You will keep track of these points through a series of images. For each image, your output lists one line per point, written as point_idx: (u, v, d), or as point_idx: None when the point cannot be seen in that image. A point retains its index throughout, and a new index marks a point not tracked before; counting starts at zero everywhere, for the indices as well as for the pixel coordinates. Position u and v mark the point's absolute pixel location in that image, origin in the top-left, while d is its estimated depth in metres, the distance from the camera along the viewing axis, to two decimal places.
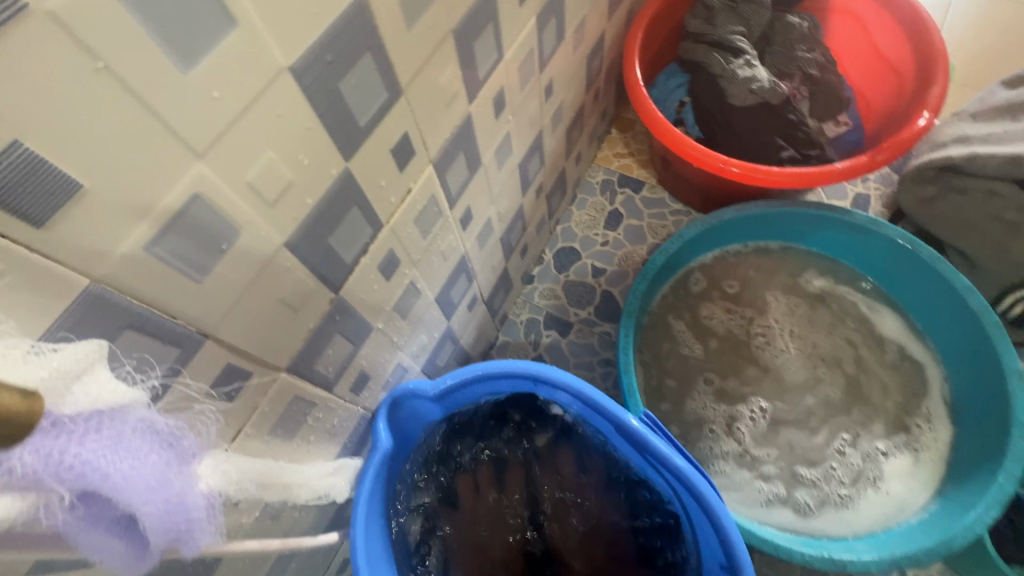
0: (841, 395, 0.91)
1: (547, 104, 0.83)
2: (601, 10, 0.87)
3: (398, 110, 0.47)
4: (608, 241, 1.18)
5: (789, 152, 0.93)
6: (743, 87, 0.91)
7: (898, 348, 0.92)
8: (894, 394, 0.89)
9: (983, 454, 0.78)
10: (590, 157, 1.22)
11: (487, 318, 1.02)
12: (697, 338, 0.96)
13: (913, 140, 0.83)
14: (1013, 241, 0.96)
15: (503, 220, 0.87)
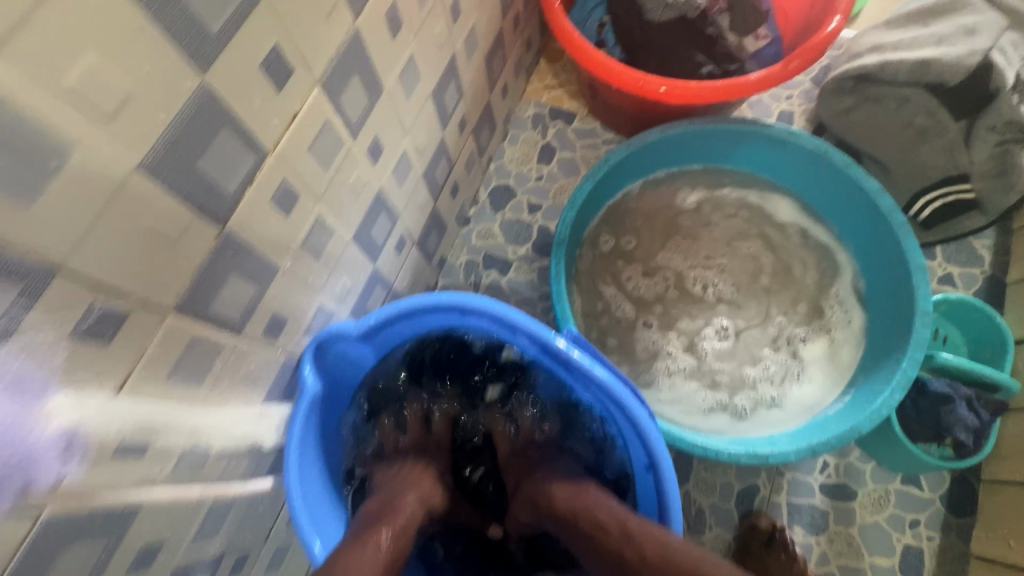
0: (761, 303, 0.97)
1: (456, 27, 0.79)
2: None
3: (261, 18, 0.43)
4: (543, 176, 1.17)
5: (708, 68, 0.93)
6: (659, 2, 0.91)
7: (798, 234, 1.00)
8: (805, 290, 0.97)
9: (890, 346, 0.83)
10: (518, 90, 1.18)
11: (422, 262, 1.00)
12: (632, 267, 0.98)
13: (824, 45, 0.84)
14: (921, 146, 1.01)
15: (423, 155, 0.84)
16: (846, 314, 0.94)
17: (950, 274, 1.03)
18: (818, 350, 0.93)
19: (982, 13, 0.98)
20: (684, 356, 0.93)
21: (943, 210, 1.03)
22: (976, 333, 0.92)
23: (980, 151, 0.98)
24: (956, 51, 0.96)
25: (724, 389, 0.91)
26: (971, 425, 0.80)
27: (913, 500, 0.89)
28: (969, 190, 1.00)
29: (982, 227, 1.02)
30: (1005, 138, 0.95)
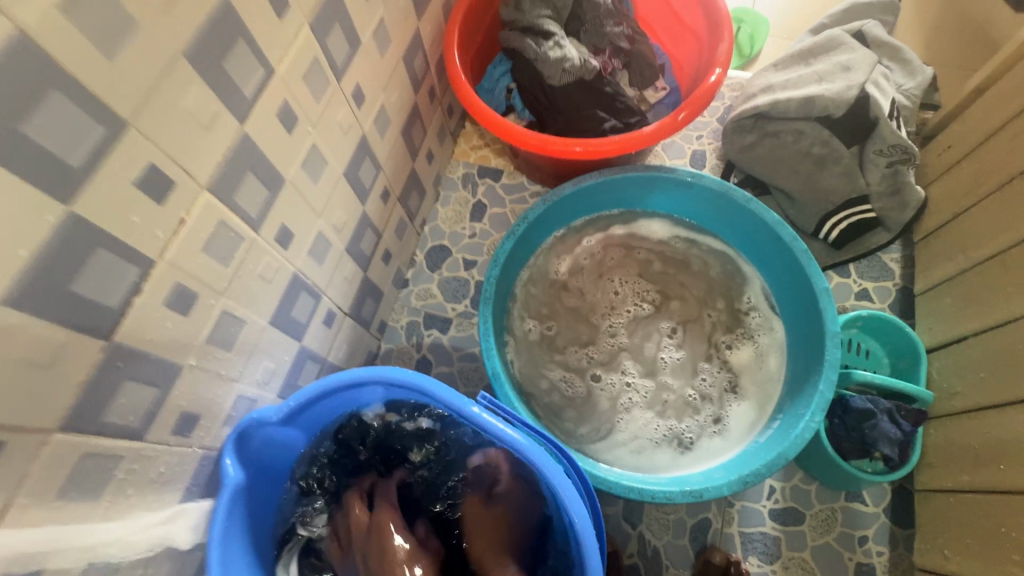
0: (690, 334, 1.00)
1: (361, 110, 0.84)
2: (403, 12, 0.89)
3: (130, 144, 0.46)
4: (476, 233, 1.21)
5: (611, 123, 0.98)
6: (557, 68, 0.96)
7: (683, 242, 1.05)
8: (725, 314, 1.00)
9: (807, 369, 0.87)
10: (446, 154, 1.24)
11: (359, 330, 1.01)
12: (566, 338, 1.00)
13: (707, 96, 0.92)
14: (821, 172, 1.08)
15: (343, 231, 0.87)
16: (768, 329, 0.98)
17: (865, 289, 1.08)
18: (750, 368, 0.97)
19: (855, 51, 1.08)
20: (642, 381, 0.97)
21: (849, 229, 1.08)
22: (895, 345, 0.95)
23: (875, 172, 1.06)
24: (835, 87, 1.04)
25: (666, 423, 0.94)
26: (894, 437, 0.83)
27: (859, 516, 0.90)
28: (870, 209, 1.07)
29: (887, 242, 1.08)
30: (892, 159, 1.05)
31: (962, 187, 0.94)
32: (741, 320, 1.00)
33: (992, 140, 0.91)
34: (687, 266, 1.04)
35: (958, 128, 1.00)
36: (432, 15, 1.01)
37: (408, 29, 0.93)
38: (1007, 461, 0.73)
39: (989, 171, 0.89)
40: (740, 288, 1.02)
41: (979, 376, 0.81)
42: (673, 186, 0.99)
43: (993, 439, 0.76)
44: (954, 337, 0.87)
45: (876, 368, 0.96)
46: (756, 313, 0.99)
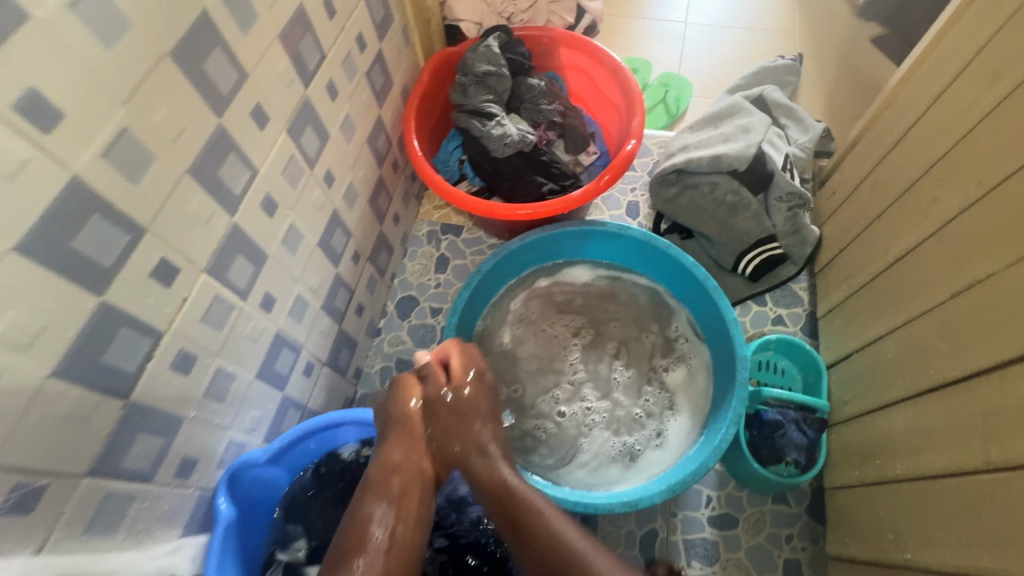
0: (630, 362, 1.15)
1: (332, 188, 0.99)
2: (365, 105, 1.06)
3: (148, 244, 0.60)
4: (441, 283, 1.35)
5: (548, 186, 1.15)
6: (499, 142, 1.13)
7: (606, 281, 1.22)
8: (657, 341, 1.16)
9: (724, 389, 1.02)
10: (411, 214, 1.39)
11: (337, 377, 1.13)
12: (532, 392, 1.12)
13: (625, 162, 1.10)
14: (735, 217, 1.25)
15: (319, 291, 1.00)
16: (694, 352, 1.14)
17: (780, 315, 1.24)
18: (682, 387, 1.12)
19: (753, 114, 1.28)
20: (601, 402, 1.11)
21: (762, 264, 1.25)
22: (804, 363, 1.11)
23: (779, 215, 1.24)
24: (737, 146, 1.24)
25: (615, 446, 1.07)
26: (802, 442, 0.97)
27: (785, 517, 1.03)
28: (778, 246, 1.25)
29: (796, 273, 1.25)
30: (791, 205, 1.24)
31: (843, 225, 1.12)
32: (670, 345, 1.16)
33: (861, 186, 1.08)
34: (617, 301, 1.20)
35: (840, 177, 1.19)
36: (392, 102, 1.18)
37: (371, 117, 1.09)
38: (880, 457, 0.85)
39: (861, 211, 1.05)
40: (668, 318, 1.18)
41: (859, 386, 0.94)
42: (606, 237, 1.15)
43: (871, 441, 0.88)
44: (842, 355, 1.02)
45: (791, 384, 1.12)
46: (682, 339, 1.15)
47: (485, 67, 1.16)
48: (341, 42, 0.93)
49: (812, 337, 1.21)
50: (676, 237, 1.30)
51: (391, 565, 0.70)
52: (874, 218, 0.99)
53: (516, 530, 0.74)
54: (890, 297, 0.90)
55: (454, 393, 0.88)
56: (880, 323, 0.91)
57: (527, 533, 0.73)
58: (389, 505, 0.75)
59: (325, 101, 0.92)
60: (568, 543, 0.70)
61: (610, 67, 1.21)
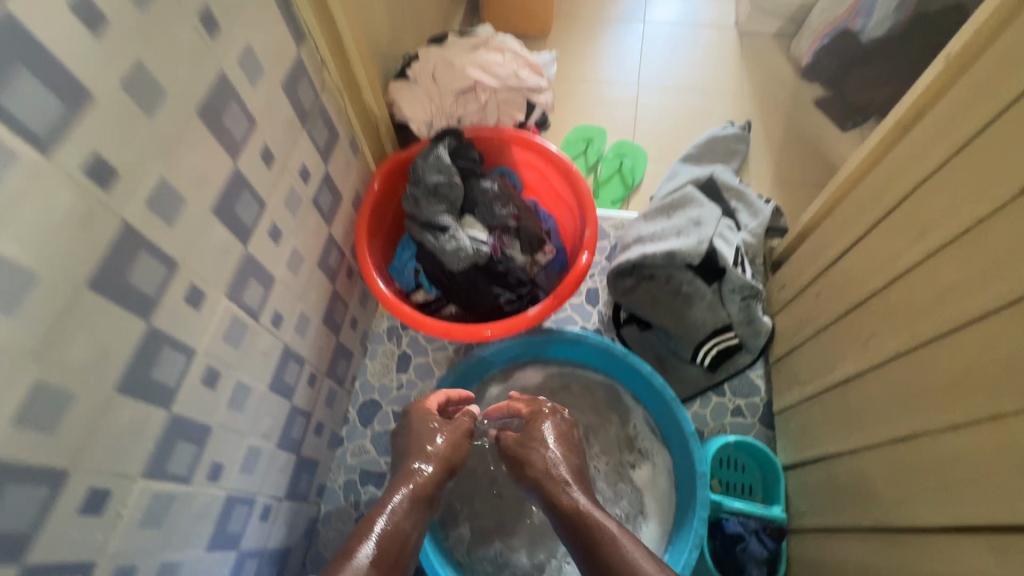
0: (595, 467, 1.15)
1: (281, 327, 0.96)
2: (313, 231, 1.03)
3: (70, 484, 0.57)
4: (403, 383, 1.33)
5: (505, 297, 1.16)
6: (454, 257, 1.12)
7: (558, 379, 1.23)
8: (617, 440, 1.17)
9: (686, 503, 1.04)
10: (370, 312, 1.37)
11: (297, 505, 1.10)
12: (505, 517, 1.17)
13: (580, 276, 1.11)
14: (691, 309, 1.27)
15: (272, 432, 0.97)
16: (654, 450, 1.15)
17: (738, 405, 1.26)
18: (647, 487, 1.13)
19: (702, 207, 1.31)
20: None
21: (719, 355, 1.27)
22: (763, 461, 1.12)
23: (733, 305, 1.26)
24: (690, 241, 1.25)
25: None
26: (763, 557, 0.99)
27: None
28: (733, 336, 1.27)
29: (751, 362, 1.28)
30: (743, 295, 1.26)
31: (793, 324, 1.15)
32: (630, 445, 1.16)
33: (807, 290, 1.11)
34: (575, 397, 1.21)
35: (788, 271, 1.23)
36: (342, 215, 1.15)
37: (320, 240, 1.07)
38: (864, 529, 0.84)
39: (810, 316, 1.08)
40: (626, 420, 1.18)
41: (817, 499, 0.98)
42: (564, 342, 1.18)
43: (833, 561, 0.91)
44: (798, 461, 1.05)
45: (751, 481, 1.13)
46: (642, 438, 1.16)
47: (437, 179, 1.15)
48: (282, 184, 0.91)
49: (768, 427, 1.24)
50: (636, 328, 1.32)
51: (379, 541, 0.76)
52: (821, 330, 1.03)
53: (584, 537, 0.78)
54: (837, 418, 0.94)
55: (540, 431, 0.99)
56: (832, 442, 0.95)
57: (601, 556, 0.75)
58: (407, 515, 0.82)
59: (268, 247, 0.89)
60: (624, 554, 0.73)
61: (563, 169, 1.22)
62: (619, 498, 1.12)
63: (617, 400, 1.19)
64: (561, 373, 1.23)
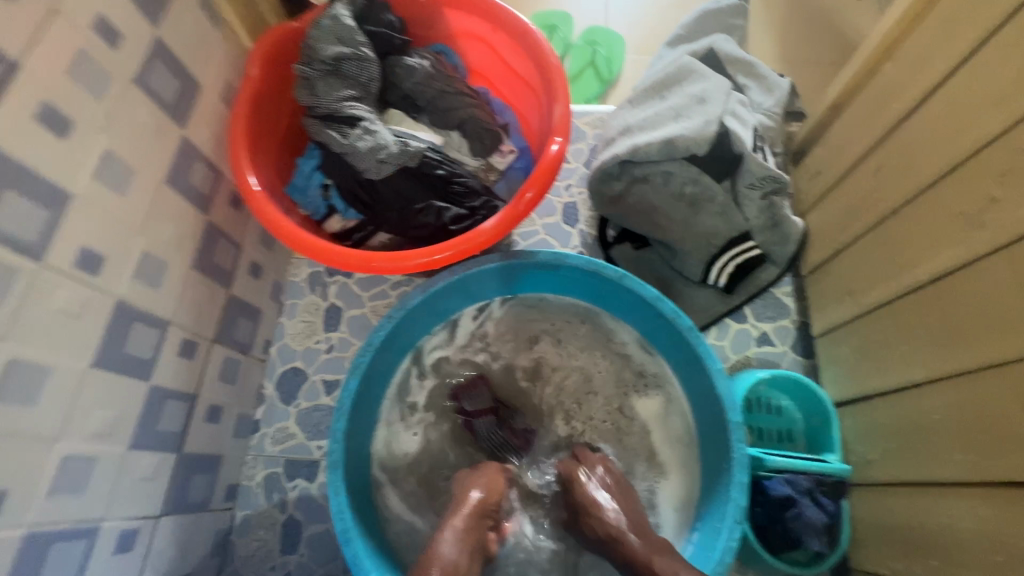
0: (581, 391, 0.89)
1: (105, 273, 0.64)
2: (146, 128, 0.69)
3: None
4: (333, 346, 1.01)
5: (452, 212, 0.83)
6: (371, 159, 0.79)
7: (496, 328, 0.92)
8: (598, 368, 0.90)
9: (717, 462, 0.77)
10: (281, 256, 1.02)
11: (192, 520, 0.82)
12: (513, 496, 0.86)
13: (553, 171, 0.77)
14: (697, 216, 0.96)
15: (119, 429, 0.67)
16: (677, 407, 0.86)
17: (765, 332, 0.99)
18: (661, 421, 0.86)
19: (706, 79, 0.99)
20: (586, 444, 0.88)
21: (737, 271, 0.98)
22: (805, 398, 0.86)
23: (751, 206, 0.97)
24: (693, 123, 0.94)
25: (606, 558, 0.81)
26: (821, 526, 0.75)
27: None
28: (754, 246, 0.98)
29: (777, 277, 1.00)
30: (766, 191, 0.96)
31: (839, 218, 0.86)
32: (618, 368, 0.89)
33: (860, 167, 0.82)
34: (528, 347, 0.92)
35: (823, 153, 0.94)
36: (205, 112, 0.80)
37: (165, 144, 0.72)
38: (903, 423, 0.70)
39: (869, 200, 0.79)
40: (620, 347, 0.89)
41: (889, 447, 0.73)
42: (539, 268, 0.84)
43: (915, 528, 0.67)
44: (861, 396, 0.79)
45: (792, 426, 0.89)
46: (641, 360, 0.88)
47: (336, 49, 0.80)
48: (54, 37, 0.56)
49: (806, 356, 0.97)
50: (629, 247, 1.03)
51: None
52: (887, 217, 0.75)
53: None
54: (926, 333, 0.66)
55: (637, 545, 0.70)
56: (915, 366, 0.68)
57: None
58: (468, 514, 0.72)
59: (39, 138, 0.55)
60: None
61: (515, 31, 0.88)
62: (634, 425, 0.87)
63: (601, 325, 0.90)
64: (500, 313, 0.92)
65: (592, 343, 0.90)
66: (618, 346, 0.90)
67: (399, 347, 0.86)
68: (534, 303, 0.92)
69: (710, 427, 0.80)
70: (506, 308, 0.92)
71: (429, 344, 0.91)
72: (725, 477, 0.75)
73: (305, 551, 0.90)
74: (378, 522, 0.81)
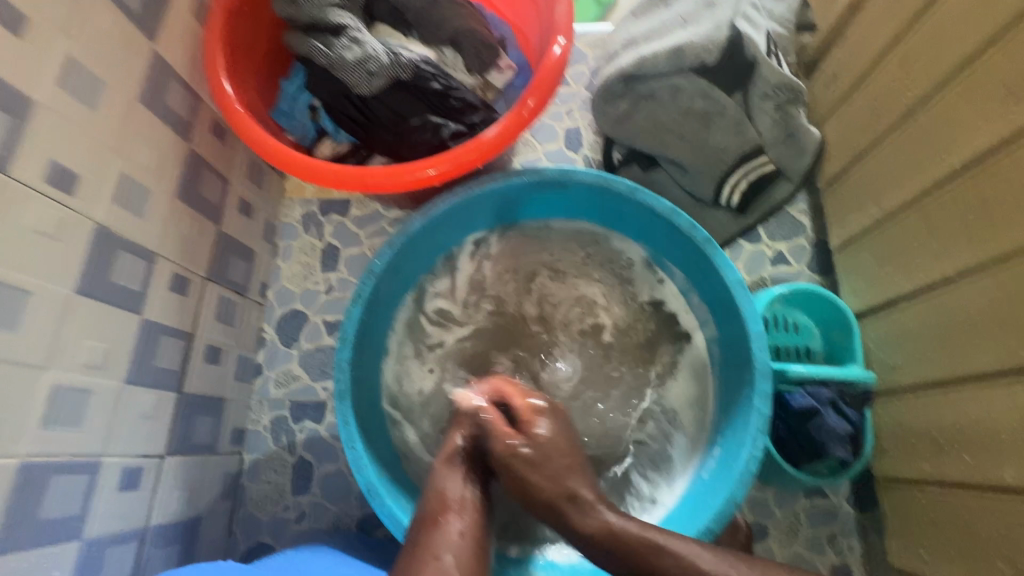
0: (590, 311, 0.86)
1: (80, 195, 0.60)
2: (111, 36, 0.63)
3: None
4: (333, 286, 0.95)
5: (451, 128, 0.77)
6: (360, 71, 0.75)
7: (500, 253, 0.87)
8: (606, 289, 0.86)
9: (738, 376, 0.75)
10: (272, 194, 0.96)
11: (199, 461, 0.79)
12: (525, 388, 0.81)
13: (558, 74, 0.71)
14: (708, 131, 0.91)
15: (112, 362, 0.64)
16: (692, 325, 0.82)
17: (780, 252, 0.94)
18: (677, 340, 0.83)
19: None
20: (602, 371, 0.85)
21: (751, 189, 0.92)
22: (825, 311, 0.83)
23: (764, 118, 0.91)
24: (702, 30, 0.88)
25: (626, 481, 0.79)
26: (844, 433, 0.73)
27: (822, 514, 0.81)
28: (768, 161, 0.92)
29: (792, 194, 0.94)
30: (779, 101, 0.90)
31: (866, 117, 0.81)
32: (627, 285, 0.86)
33: (884, 61, 0.77)
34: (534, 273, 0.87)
35: (843, 55, 0.87)
36: (176, 27, 0.73)
37: (135, 57, 0.66)
38: (937, 325, 0.69)
39: (901, 94, 0.74)
40: (629, 264, 0.86)
41: (916, 348, 0.72)
42: (544, 187, 0.79)
43: (948, 426, 0.66)
44: (885, 302, 0.78)
45: (809, 342, 0.85)
46: (652, 277, 0.85)
47: None
48: None
49: (821, 273, 0.93)
50: (636, 168, 0.97)
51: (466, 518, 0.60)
52: (916, 108, 0.72)
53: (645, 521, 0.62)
54: (962, 223, 0.65)
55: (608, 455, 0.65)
56: (948, 259, 0.67)
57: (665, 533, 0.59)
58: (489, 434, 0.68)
59: None
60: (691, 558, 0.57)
61: None
62: (649, 345, 0.84)
63: (609, 244, 0.86)
64: (504, 239, 0.87)
65: (600, 262, 0.86)
66: (626, 264, 0.86)
67: (399, 275, 0.82)
68: (538, 226, 0.87)
69: (729, 340, 0.77)
70: (509, 233, 0.87)
71: (431, 274, 0.86)
72: (745, 388, 0.73)
73: (318, 491, 0.88)
74: (392, 455, 0.79)
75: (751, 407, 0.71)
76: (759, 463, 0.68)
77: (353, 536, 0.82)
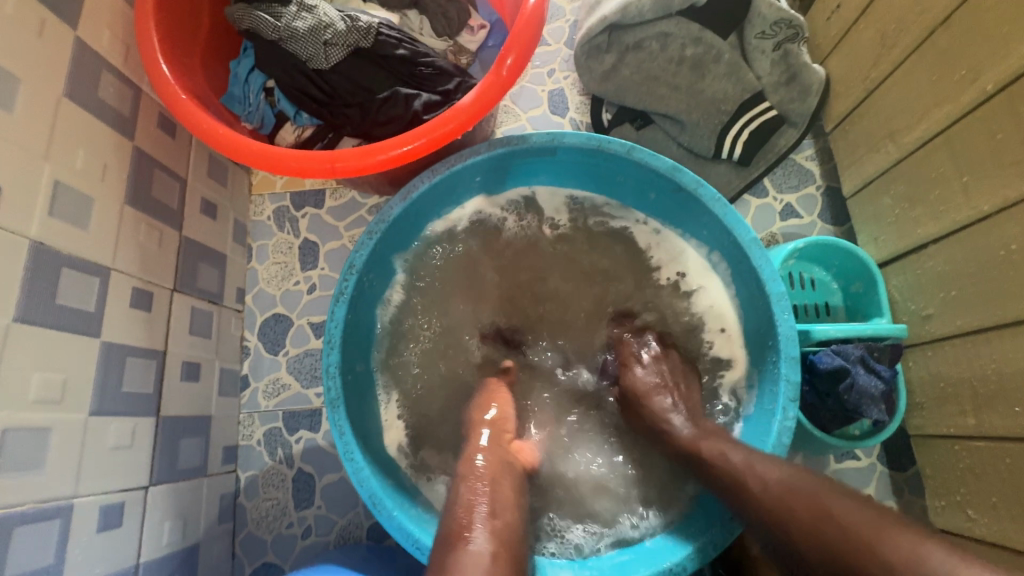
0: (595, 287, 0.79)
1: (6, 210, 0.52)
2: (21, 22, 0.55)
3: None
4: (315, 284, 0.88)
5: (422, 98, 0.70)
6: (315, 42, 0.68)
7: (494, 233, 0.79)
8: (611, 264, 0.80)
9: (761, 343, 0.69)
10: (237, 191, 0.88)
11: (191, 486, 0.74)
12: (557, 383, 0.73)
13: (537, 25, 0.63)
14: (703, 80, 0.84)
15: (73, 395, 0.58)
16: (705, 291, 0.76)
17: (788, 204, 0.88)
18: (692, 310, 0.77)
19: None
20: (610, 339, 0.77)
21: (753, 140, 0.85)
22: (842, 262, 0.77)
23: (762, 61, 0.83)
24: None
25: (653, 467, 0.73)
26: (878, 393, 0.67)
27: (855, 477, 0.77)
28: (769, 108, 0.85)
29: (798, 141, 0.86)
30: (778, 40, 0.82)
31: (878, 45, 0.74)
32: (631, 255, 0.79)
33: None
34: (528, 248, 0.80)
35: None
36: (100, 10, 0.64)
37: (58, 47, 0.58)
38: (977, 265, 0.63)
39: (920, 14, 0.67)
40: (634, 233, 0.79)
41: (949, 294, 0.67)
42: (533, 155, 0.72)
43: (991, 375, 0.62)
44: (910, 248, 0.72)
45: (828, 297, 0.80)
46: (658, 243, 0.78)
47: None
48: None
49: (835, 223, 0.87)
50: (629, 127, 0.89)
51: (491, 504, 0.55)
52: (934, 30, 0.65)
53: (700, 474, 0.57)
54: (996, 152, 0.59)
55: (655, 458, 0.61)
56: (981, 194, 0.62)
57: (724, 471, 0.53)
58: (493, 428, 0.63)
59: None
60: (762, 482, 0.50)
61: None
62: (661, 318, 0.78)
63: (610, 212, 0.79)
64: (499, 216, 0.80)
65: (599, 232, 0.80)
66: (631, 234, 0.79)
67: (385, 264, 0.75)
68: (531, 200, 0.79)
69: (748, 304, 0.71)
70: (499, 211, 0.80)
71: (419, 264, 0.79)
72: (770, 355, 0.67)
73: (322, 503, 0.83)
74: (395, 462, 0.73)
75: (776, 374, 0.66)
76: (791, 434, 0.64)
77: (364, 548, 0.77)
